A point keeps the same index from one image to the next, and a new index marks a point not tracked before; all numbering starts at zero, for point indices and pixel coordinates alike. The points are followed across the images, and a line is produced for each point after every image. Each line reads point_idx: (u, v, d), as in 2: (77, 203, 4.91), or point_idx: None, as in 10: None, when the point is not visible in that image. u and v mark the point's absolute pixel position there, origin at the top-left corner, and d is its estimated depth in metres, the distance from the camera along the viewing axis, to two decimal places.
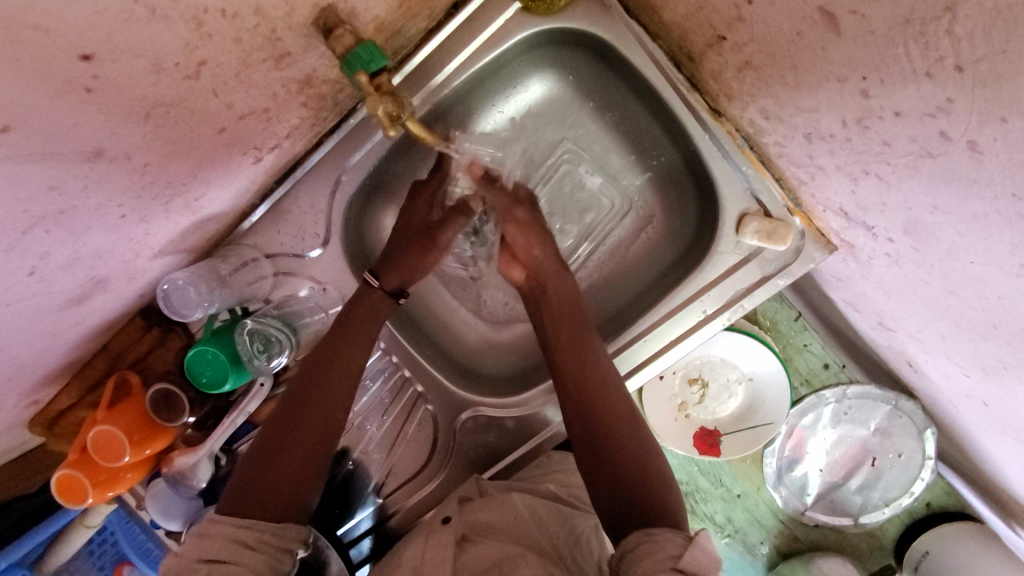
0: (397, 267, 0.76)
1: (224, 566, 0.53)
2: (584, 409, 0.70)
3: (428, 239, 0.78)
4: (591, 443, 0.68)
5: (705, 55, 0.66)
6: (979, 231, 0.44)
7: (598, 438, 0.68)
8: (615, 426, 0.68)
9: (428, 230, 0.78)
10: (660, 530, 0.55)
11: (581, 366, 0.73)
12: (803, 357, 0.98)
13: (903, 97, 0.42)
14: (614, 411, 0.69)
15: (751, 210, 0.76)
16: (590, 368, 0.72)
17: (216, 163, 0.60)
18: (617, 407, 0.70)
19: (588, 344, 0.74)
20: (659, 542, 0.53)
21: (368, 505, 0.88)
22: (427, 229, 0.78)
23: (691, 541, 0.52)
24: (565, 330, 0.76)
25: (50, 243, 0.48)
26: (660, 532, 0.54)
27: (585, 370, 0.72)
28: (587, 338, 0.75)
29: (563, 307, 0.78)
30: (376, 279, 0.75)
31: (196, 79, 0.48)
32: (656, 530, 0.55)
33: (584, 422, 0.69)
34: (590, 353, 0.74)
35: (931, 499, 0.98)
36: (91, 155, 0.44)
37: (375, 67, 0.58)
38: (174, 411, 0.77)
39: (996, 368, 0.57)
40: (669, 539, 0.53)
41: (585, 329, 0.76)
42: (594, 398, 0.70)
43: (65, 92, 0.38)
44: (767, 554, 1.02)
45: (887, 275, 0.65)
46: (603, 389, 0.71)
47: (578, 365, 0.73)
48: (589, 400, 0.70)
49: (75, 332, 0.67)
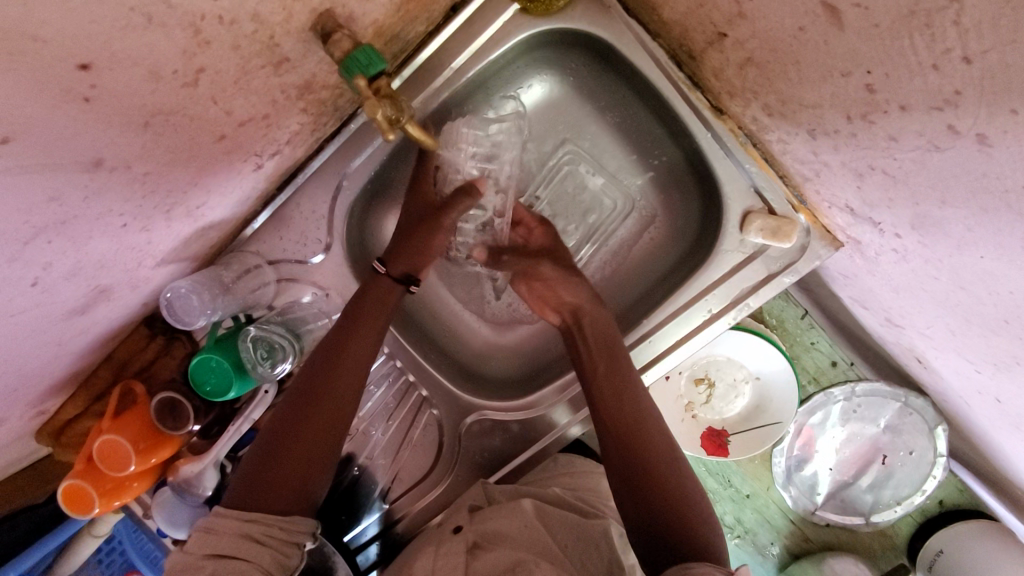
0: (404, 254, 0.75)
1: (233, 563, 0.53)
2: (621, 441, 0.70)
3: (433, 218, 0.76)
4: (624, 471, 0.68)
5: (705, 52, 0.65)
6: (989, 225, 0.43)
7: (632, 465, 0.67)
8: (650, 458, 0.67)
9: (433, 211, 0.77)
10: (698, 563, 0.54)
11: (619, 394, 0.72)
12: (810, 355, 0.97)
13: (910, 90, 0.41)
14: (650, 441, 0.69)
15: (756, 208, 0.75)
16: (626, 395, 0.72)
17: (216, 170, 0.60)
18: (652, 436, 0.69)
19: (628, 374, 0.74)
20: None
21: (375, 510, 0.87)
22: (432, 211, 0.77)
23: None
24: (603, 361, 0.75)
25: (52, 253, 0.48)
26: (697, 566, 0.53)
27: (620, 397, 0.72)
28: (626, 367, 0.75)
29: (599, 339, 0.77)
30: (382, 266, 0.74)
31: (194, 87, 0.48)
32: (693, 563, 0.54)
33: (619, 450, 0.69)
34: (631, 381, 0.73)
35: (943, 497, 0.96)
36: (91, 166, 0.44)
37: (373, 70, 0.58)
38: (180, 420, 0.77)
39: (1009, 364, 0.56)
40: (707, 571, 0.52)
41: (621, 355, 0.75)
42: (631, 430, 0.70)
43: (64, 102, 0.38)
44: (777, 555, 1.01)
45: (894, 270, 0.64)
46: (641, 423, 0.70)
47: (616, 396, 0.72)
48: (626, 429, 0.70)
49: (80, 342, 0.67)
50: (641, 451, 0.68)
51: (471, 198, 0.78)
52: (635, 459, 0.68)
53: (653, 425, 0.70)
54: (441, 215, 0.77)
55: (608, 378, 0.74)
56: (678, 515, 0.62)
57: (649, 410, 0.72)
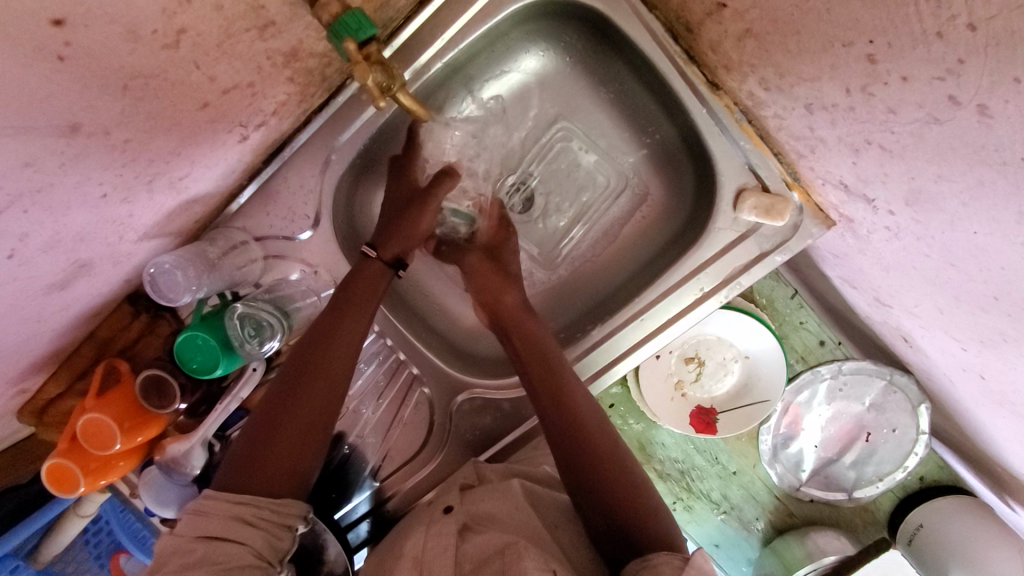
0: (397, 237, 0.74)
1: (223, 546, 0.53)
2: (566, 440, 0.70)
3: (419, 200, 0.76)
4: (573, 471, 0.69)
5: (703, 25, 0.64)
6: (985, 199, 0.43)
7: (583, 459, 0.69)
8: (604, 453, 0.69)
9: (418, 196, 0.77)
10: (657, 556, 0.56)
11: (564, 398, 0.72)
12: (798, 334, 0.98)
13: (911, 61, 0.41)
14: (594, 438, 0.70)
15: (749, 186, 0.75)
16: (563, 398, 0.72)
17: (199, 140, 0.58)
18: (596, 435, 0.70)
19: (562, 379, 0.74)
20: (659, 566, 0.54)
21: (365, 488, 0.87)
22: (417, 194, 0.77)
23: (686, 563, 0.53)
24: (535, 365, 0.76)
25: (28, 224, 0.46)
26: (657, 558, 0.56)
27: (562, 398, 0.72)
28: (561, 371, 0.75)
29: (531, 347, 0.77)
30: (373, 250, 0.73)
31: (175, 49, 0.46)
32: (654, 557, 0.56)
33: (564, 445, 0.70)
34: (566, 385, 0.73)
35: (924, 473, 0.99)
36: (67, 130, 0.42)
37: (363, 35, 0.55)
38: (165, 399, 0.75)
39: (996, 341, 0.57)
40: (666, 563, 0.54)
41: (555, 360, 0.76)
42: (575, 427, 0.70)
43: (37, 60, 0.36)
44: (762, 529, 1.03)
45: (885, 249, 0.65)
46: (582, 424, 0.71)
47: (557, 406, 0.72)
48: (569, 423, 0.71)
49: (60, 318, 0.65)
50: (587, 449, 0.69)
51: (452, 178, 0.78)
52: (591, 451, 0.69)
53: (593, 420, 0.71)
54: (428, 197, 0.76)
55: (545, 381, 0.74)
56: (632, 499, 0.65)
57: (594, 406, 0.73)
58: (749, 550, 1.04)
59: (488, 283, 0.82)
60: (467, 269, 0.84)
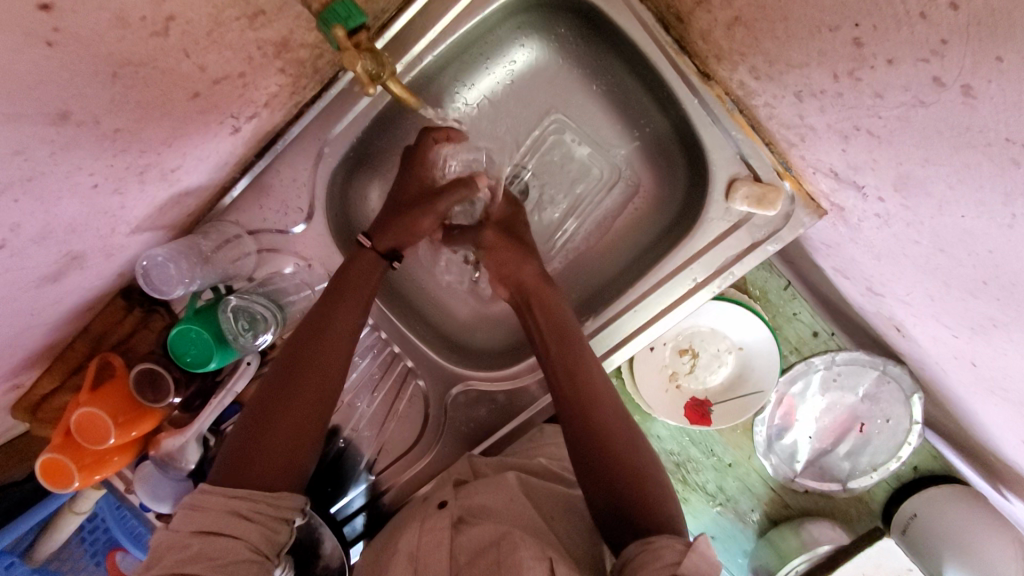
0: (394, 231, 0.75)
1: (217, 541, 0.52)
2: (576, 425, 0.70)
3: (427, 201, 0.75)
4: (579, 456, 0.69)
5: (693, 14, 0.65)
6: (972, 183, 0.44)
7: (584, 449, 0.69)
8: (606, 443, 0.68)
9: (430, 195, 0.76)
10: (658, 538, 0.56)
11: (571, 384, 0.72)
12: (792, 324, 0.98)
13: (897, 42, 0.41)
14: (599, 423, 0.70)
15: (741, 176, 0.75)
16: (558, 387, 0.73)
17: (191, 131, 0.58)
18: (603, 421, 0.70)
19: (578, 359, 0.74)
20: (659, 550, 0.54)
21: (361, 482, 0.87)
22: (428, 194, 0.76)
23: (691, 547, 0.54)
24: (551, 344, 0.76)
25: (19, 214, 0.46)
26: (659, 540, 0.56)
27: (576, 385, 0.72)
28: (574, 353, 0.74)
29: (546, 325, 0.77)
30: (369, 241, 0.74)
31: (164, 36, 0.46)
32: (654, 538, 0.57)
33: (570, 435, 0.70)
34: (582, 366, 0.73)
35: (918, 462, 0.99)
36: (56, 118, 0.42)
37: (352, 23, 0.59)
38: (160, 392, 0.75)
39: (986, 326, 0.58)
40: (669, 546, 0.55)
41: (571, 340, 0.75)
42: (574, 417, 0.71)
43: (26, 45, 0.37)
44: (757, 521, 1.04)
45: (877, 236, 0.65)
46: (594, 402, 0.71)
47: (569, 378, 0.73)
48: (575, 410, 0.71)
49: (53, 311, 0.65)
50: (587, 438, 0.69)
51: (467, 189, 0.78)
52: (595, 436, 0.69)
53: (606, 403, 0.71)
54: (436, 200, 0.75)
55: (560, 371, 0.73)
56: (637, 489, 0.64)
57: (605, 399, 0.72)
58: (745, 542, 1.05)
59: (504, 261, 0.82)
60: (485, 245, 0.83)
